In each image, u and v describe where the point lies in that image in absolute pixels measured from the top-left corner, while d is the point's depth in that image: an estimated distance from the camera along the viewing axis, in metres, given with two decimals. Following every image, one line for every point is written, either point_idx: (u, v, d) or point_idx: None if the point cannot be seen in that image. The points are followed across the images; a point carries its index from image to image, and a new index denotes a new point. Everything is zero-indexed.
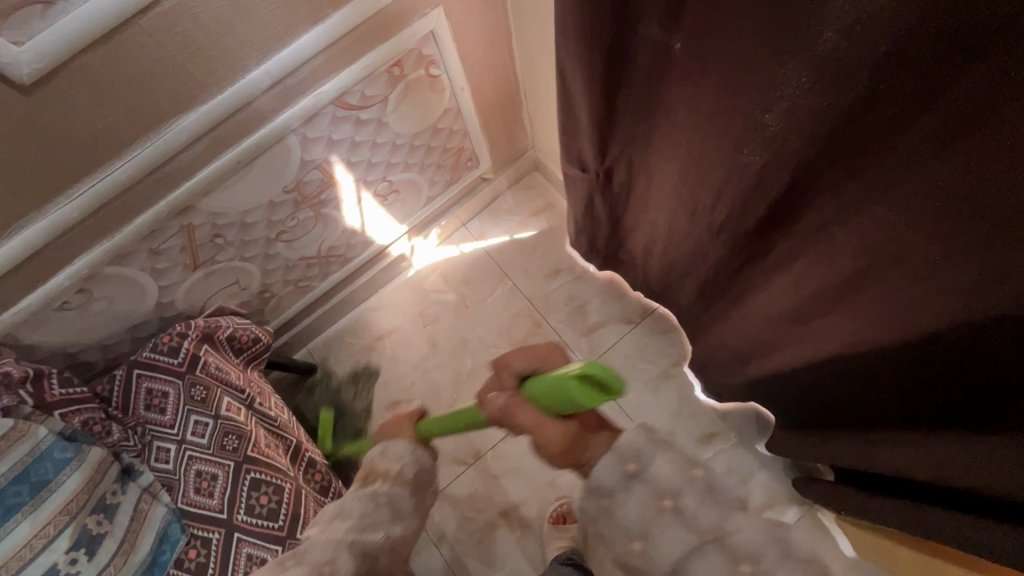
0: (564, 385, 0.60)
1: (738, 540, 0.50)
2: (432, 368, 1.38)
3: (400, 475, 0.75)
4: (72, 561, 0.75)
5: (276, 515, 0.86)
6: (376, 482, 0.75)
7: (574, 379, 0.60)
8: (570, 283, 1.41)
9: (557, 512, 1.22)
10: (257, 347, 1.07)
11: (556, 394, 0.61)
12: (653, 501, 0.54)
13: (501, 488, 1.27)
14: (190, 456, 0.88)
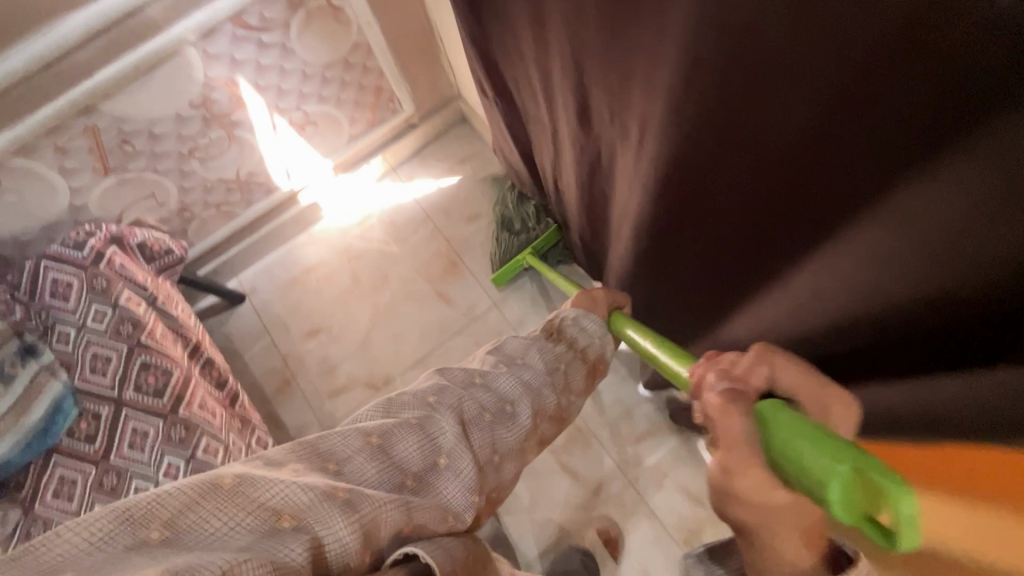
0: (819, 463, 0.38)
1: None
2: (354, 300, 1.46)
3: (586, 351, 0.70)
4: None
5: (162, 394, 0.95)
6: (563, 343, 0.70)
7: (833, 475, 0.37)
8: (489, 226, 1.49)
9: None
10: (170, 258, 1.16)
11: (795, 465, 0.39)
12: None
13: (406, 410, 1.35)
14: (88, 339, 0.96)
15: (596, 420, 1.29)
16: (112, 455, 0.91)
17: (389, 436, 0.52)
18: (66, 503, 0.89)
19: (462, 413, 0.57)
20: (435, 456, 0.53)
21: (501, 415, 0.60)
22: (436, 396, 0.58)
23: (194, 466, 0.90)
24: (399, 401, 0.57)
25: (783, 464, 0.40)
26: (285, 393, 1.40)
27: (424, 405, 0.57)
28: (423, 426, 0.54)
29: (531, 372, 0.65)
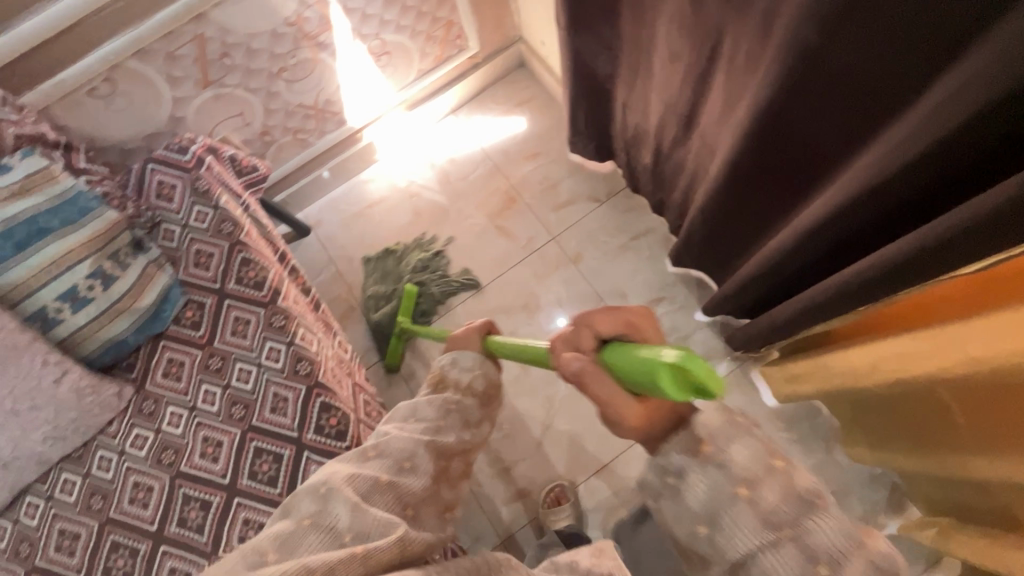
0: (642, 362, 0.46)
1: (738, 461, 0.48)
2: (415, 234, 1.51)
3: (471, 386, 0.73)
4: (90, 287, 0.94)
5: (261, 287, 1.00)
6: (448, 390, 0.73)
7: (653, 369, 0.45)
8: (546, 165, 1.53)
9: (549, 497, 1.25)
10: (254, 174, 1.20)
11: (631, 375, 0.48)
12: (729, 488, 0.47)
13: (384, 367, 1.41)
14: (192, 237, 1.03)
15: None
16: (217, 340, 0.98)
17: (287, 543, 0.59)
18: (176, 383, 0.96)
19: (359, 487, 0.63)
20: (336, 541, 0.58)
21: (399, 472, 0.65)
22: (326, 484, 0.63)
23: (295, 351, 0.96)
24: (296, 501, 0.64)
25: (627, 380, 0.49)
26: (350, 319, 1.46)
27: (317, 500, 0.61)
28: (317, 521, 0.60)
29: (423, 424, 0.69)
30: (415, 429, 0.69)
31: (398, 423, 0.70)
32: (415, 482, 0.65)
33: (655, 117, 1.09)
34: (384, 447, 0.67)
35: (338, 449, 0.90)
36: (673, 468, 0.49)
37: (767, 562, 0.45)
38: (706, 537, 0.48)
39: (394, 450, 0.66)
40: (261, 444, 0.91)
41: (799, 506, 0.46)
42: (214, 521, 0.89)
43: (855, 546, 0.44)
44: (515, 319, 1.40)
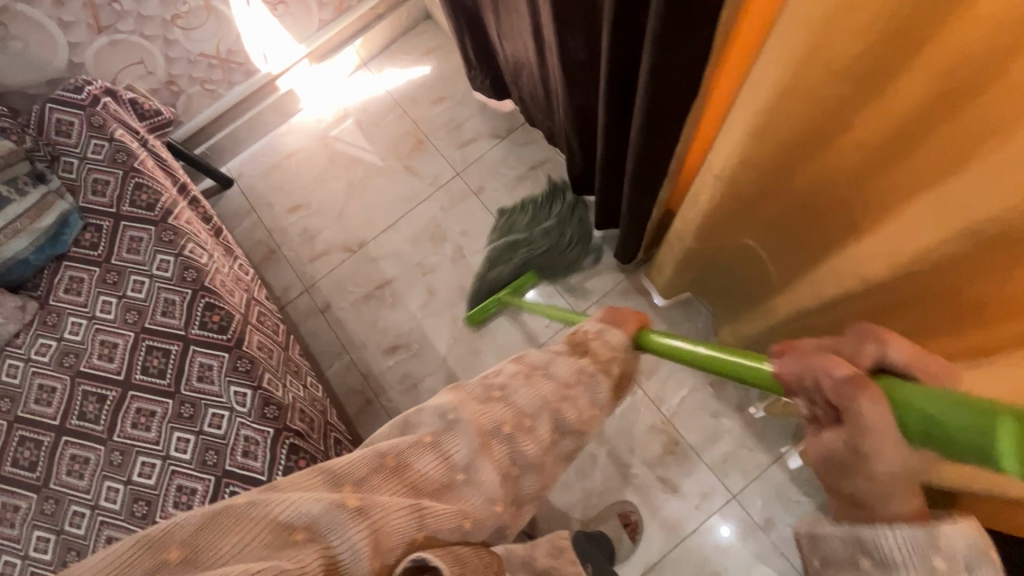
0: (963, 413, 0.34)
1: None
2: (330, 178, 1.60)
3: (611, 366, 0.66)
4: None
5: (152, 208, 1.09)
6: (586, 355, 0.65)
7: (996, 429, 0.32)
8: (451, 108, 1.61)
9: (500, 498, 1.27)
10: (159, 119, 1.29)
11: (939, 430, 0.35)
12: None
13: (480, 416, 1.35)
14: (89, 167, 1.11)
15: None
16: (114, 258, 1.07)
17: (405, 455, 0.51)
18: (76, 297, 1.05)
19: (484, 424, 0.55)
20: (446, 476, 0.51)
21: (520, 429, 0.56)
22: (454, 411, 0.55)
23: (182, 261, 1.04)
24: (417, 419, 0.56)
25: (931, 435, 0.35)
26: (271, 260, 1.55)
27: (443, 421, 0.55)
28: (439, 443, 0.53)
29: (552, 383, 0.60)
30: (546, 386, 0.60)
31: (523, 371, 0.61)
32: (531, 446, 0.56)
33: (518, 39, 1.18)
34: (511, 396, 0.58)
35: (220, 340, 0.99)
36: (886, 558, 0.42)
37: None
38: None
39: (521, 401, 0.57)
40: (152, 343, 1.00)
41: None
42: (109, 412, 0.97)
43: None
44: (421, 249, 1.50)
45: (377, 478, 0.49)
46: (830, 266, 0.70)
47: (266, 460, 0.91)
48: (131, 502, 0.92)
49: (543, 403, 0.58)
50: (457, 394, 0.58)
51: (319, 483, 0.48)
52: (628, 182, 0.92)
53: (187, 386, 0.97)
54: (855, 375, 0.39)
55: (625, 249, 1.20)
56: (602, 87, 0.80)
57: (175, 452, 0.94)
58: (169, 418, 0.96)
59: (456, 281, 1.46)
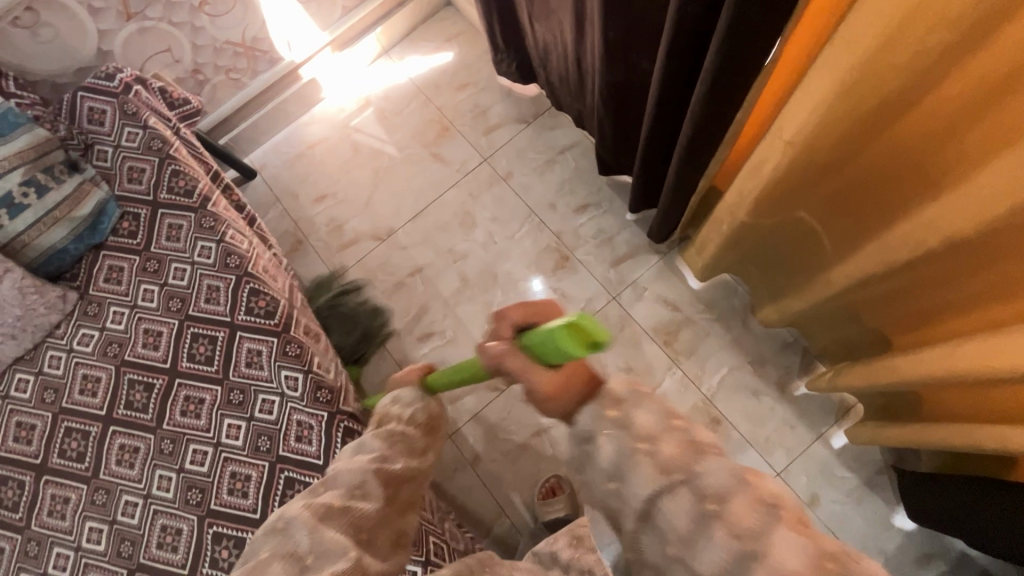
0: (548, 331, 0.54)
1: (638, 423, 0.53)
2: (355, 168, 1.59)
3: (412, 417, 0.77)
4: (24, 194, 1.01)
5: (191, 194, 1.07)
6: (389, 424, 0.76)
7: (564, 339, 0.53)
8: (476, 94, 1.60)
9: (545, 487, 1.25)
10: (188, 108, 1.27)
11: (547, 349, 0.56)
12: (630, 443, 0.52)
13: (529, 412, 1.32)
14: (124, 155, 1.10)
15: (581, 250, 1.42)
16: (153, 246, 1.05)
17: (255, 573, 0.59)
18: (117, 286, 1.04)
19: (313, 511, 0.63)
20: (297, 565, 0.58)
21: (350, 498, 0.66)
22: (279, 517, 0.64)
23: (224, 247, 1.03)
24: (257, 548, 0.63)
25: (543, 354, 0.56)
26: (298, 251, 1.54)
27: (275, 532, 0.63)
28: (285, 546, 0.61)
29: (371, 454, 0.71)
30: (364, 459, 0.70)
31: (343, 461, 0.72)
32: (370, 505, 0.66)
33: (551, 18, 1.17)
34: (337, 477, 0.68)
35: (267, 325, 0.97)
36: (582, 434, 0.55)
37: (668, 505, 0.49)
38: (615, 491, 0.53)
39: (346, 478, 0.68)
40: (198, 330, 0.99)
41: (694, 455, 0.51)
42: (157, 400, 0.96)
43: (738, 482, 0.48)
44: (452, 235, 1.49)
45: None
46: (901, 233, 0.69)
47: (322, 445, 0.90)
48: (185, 490, 0.91)
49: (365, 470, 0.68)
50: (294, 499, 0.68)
51: None
52: (679, 157, 0.91)
53: (236, 372, 0.96)
54: (505, 347, 0.59)
55: (662, 227, 1.20)
56: (659, 59, 0.79)
57: (227, 439, 0.93)
58: (219, 404, 0.95)
59: (487, 267, 1.45)
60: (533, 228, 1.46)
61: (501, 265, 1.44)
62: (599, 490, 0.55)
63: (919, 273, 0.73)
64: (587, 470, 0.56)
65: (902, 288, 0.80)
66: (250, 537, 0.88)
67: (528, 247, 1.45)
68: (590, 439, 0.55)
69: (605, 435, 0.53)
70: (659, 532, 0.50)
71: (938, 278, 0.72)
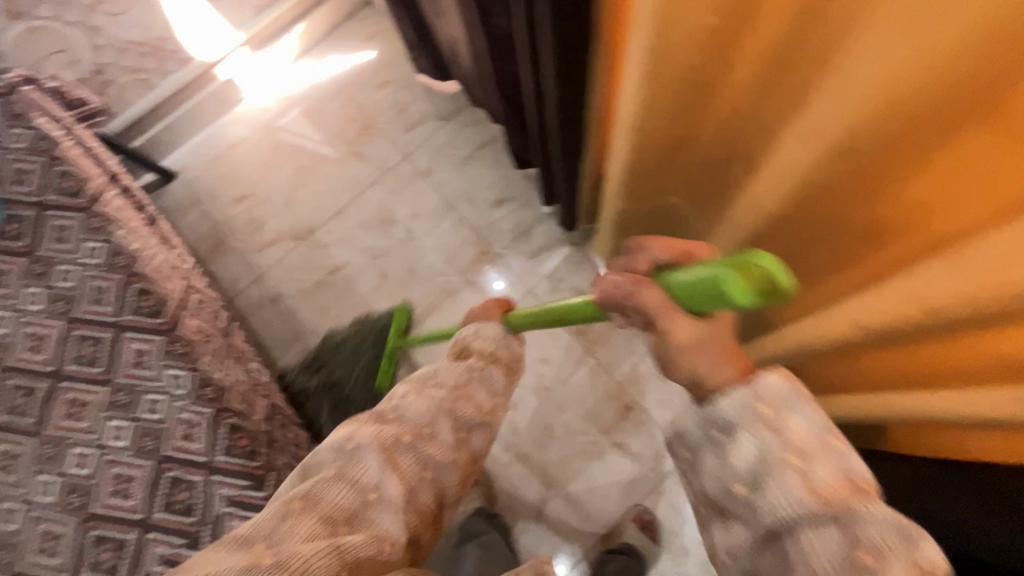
0: (701, 276, 0.49)
1: (797, 434, 0.48)
2: (276, 167, 1.58)
3: (495, 356, 0.84)
4: None
5: (79, 195, 1.06)
6: (470, 358, 0.82)
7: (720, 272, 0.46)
8: (396, 91, 1.61)
9: None
10: (87, 108, 1.26)
11: (694, 294, 0.50)
12: (778, 452, 0.48)
13: None
14: (10, 156, 1.07)
15: (499, 244, 1.44)
16: (40, 248, 1.03)
17: (311, 493, 0.61)
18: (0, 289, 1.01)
19: (383, 442, 0.68)
20: (362, 494, 0.62)
21: (418, 438, 0.70)
22: (352, 439, 0.67)
23: (113, 247, 1.02)
24: (317, 464, 0.67)
25: (689, 300, 0.51)
26: (218, 252, 1.53)
27: (343, 452, 0.66)
28: (343, 473, 0.64)
29: (443, 391, 0.76)
30: (435, 396, 0.75)
31: (412, 389, 0.77)
32: (435, 448, 0.71)
33: (448, 15, 1.19)
34: (404, 413, 0.73)
35: (154, 325, 0.97)
36: (720, 423, 0.51)
37: (811, 537, 0.45)
38: (743, 497, 0.50)
39: (416, 414, 0.73)
40: (84, 332, 0.97)
41: (855, 492, 0.46)
42: (40, 404, 0.94)
43: (902, 541, 0.42)
44: (372, 233, 1.49)
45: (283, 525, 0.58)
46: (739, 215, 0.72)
47: (208, 441, 0.90)
48: (67, 493, 0.90)
49: (436, 409, 0.73)
50: (352, 425, 0.71)
51: (223, 556, 0.55)
52: (558, 146, 0.95)
53: (122, 372, 0.95)
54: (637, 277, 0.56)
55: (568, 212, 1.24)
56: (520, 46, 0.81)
57: (111, 441, 0.92)
58: (104, 406, 0.93)
59: (407, 264, 1.45)
60: (452, 224, 1.47)
61: (421, 261, 1.45)
62: (714, 482, 0.52)
63: (766, 253, 0.77)
64: (710, 455, 0.52)
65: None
66: (133, 538, 0.87)
67: (447, 242, 1.46)
68: (733, 434, 0.50)
69: (754, 439, 0.49)
70: (789, 561, 0.47)
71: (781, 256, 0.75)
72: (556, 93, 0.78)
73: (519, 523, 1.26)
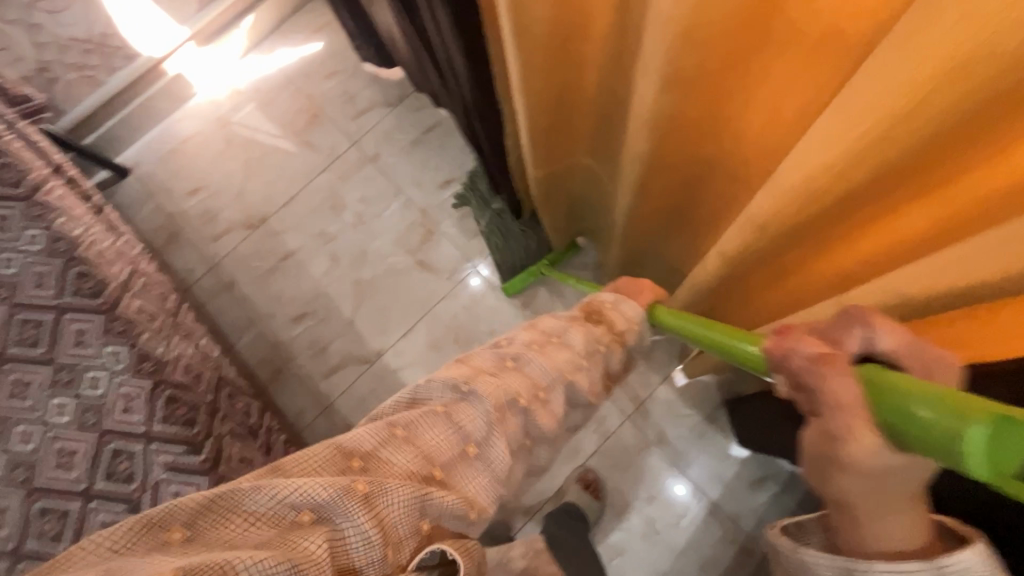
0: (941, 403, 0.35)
1: None
2: (228, 158, 1.61)
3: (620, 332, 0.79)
4: None
5: (19, 184, 1.09)
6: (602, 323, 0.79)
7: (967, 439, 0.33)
8: (344, 81, 1.64)
9: None
10: (30, 104, 1.30)
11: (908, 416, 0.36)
12: None
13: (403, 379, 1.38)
14: None
15: (445, 223, 1.48)
16: None
17: (413, 426, 0.59)
18: None
19: (501, 399, 0.63)
20: (462, 450, 0.60)
21: (535, 401, 0.67)
22: (469, 382, 0.63)
23: (53, 232, 1.05)
24: (426, 393, 0.64)
25: (893, 414, 0.37)
26: (172, 243, 1.56)
27: (455, 393, 0.63)
28: (450, 414, 0.61)
29: (572, 352, 0.72)
30: (564, 351, 0.71)
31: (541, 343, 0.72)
32: (546, 414, 0.67)
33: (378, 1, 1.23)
34: (526, 366, 0.67)
35: (92, 304, 1.00)
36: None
37: None
38: None
39: (536, 371, 0.68)
40: (25, 315, 1.00)
41: None
42: None
43: None
44: (323, 218, 1.53)
45: (386, 450, 0.57)
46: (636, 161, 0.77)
47: (145, 412, 0.94)
48: (11, 468, 0.93)
49: (558, 374, 0.69)
50: (473, 365, 0.67)
51: (330, 460, 0.54)
52: (476, 117, 1.01)
53: (62, 351, 0.98)
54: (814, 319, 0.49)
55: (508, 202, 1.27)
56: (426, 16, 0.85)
57: (54, 417, 0.95)
58: (47, 384, 0.97)
59: (357, 246, 1.49)
60: (401, 206, 1.51)
61: (371, 243, 1.49)
62: None
63: (674, 184, 0.83)
64: None
65: (670, 208, 0.91)
66: (76, 506, 0.90)
67: (396, 223, 1.50)
68: None
69: None
70: None
71: (682, 183, 0.82)
72: (460, 57, 0.84)
73: None
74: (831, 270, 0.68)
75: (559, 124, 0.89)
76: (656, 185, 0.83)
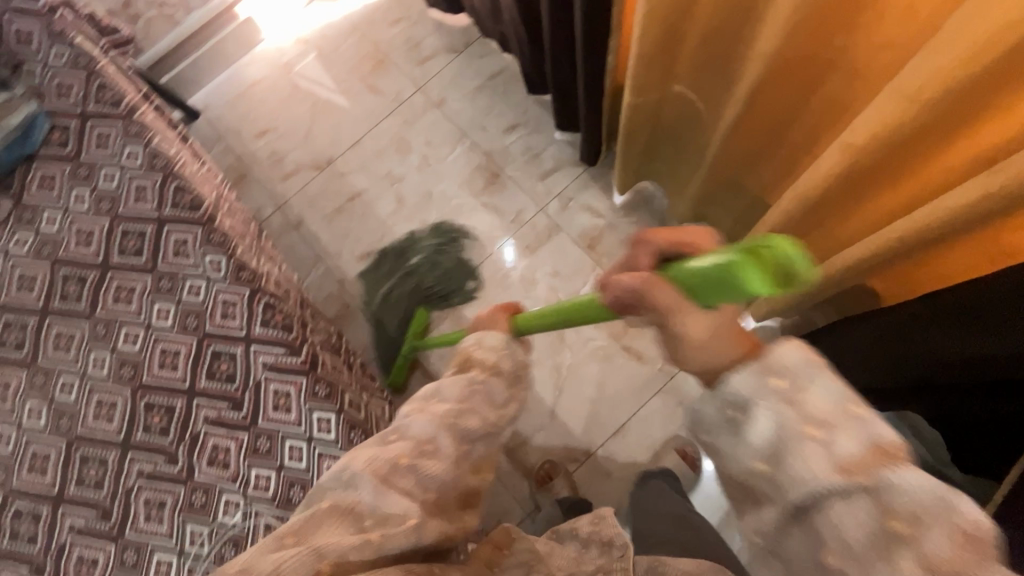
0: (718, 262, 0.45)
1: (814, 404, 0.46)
2: (295, 101, 1.64)
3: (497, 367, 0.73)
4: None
5: (118, 105, 1.12)
6: (474, 369, 0.72)
7: (742, 265, 0.44)
8: (410, 27, 1.65)
9: None
10: (118, 37, 1.32)
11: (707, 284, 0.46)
12: (798, 425, 0.45)
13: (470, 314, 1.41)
14: (52, 71, 1.14)
15: (510, 167, 1.50)
16: (83, 154, 1.10)
17: (303, 527, 0.58)
18: (50, 192, 1.09)
19: (378, 469, 0.61)
20: (357, 523, 0.58)
21: (420, 454, 0.63)
22: (349, 469, 0.62)
23: (151, 150, 1.09)
24: (322, 490, 0.64)
25: (699, 289, 0.47)
26: (241, 183, 1.60)
27: (342, 482, 0.62)
28: (342, 503, 0.60)
29: (448, 405, 0.67)
30: (436, 411, 0.67)
31: (417, 407, 0.69)
32: (436, 465, 0.63)
33: None
34: (407, 431, 0.65)
35: (191, 217, 1.03)
36: (735, 400, 0.49)
37: (837, 511, 0.43)
38: (766, 475, 0.47)
39: (416, 429, 0.65)
40: (127, 227, 1.05)
41: (880, 457, 0.43)
42: (91, 289, 1.02)
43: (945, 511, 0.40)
44: (389, 161, 1.55)
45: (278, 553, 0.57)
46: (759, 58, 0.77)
47: (245, 317, 0.97)
48: (118, 366, 0.98)
49: (439, 423, 0.65)
50: (354, 450, 0.66)
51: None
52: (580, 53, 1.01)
53: (164, 260, 1.02)
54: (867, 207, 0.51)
55: (591, 140, 1.28)
56: None
57: (157, 320, 0.99)
58: (149, 291, 1.01)
59: (423, 187, 1.52)
60: (466, 150, 1.53)
61: (437, 185, 1.51)
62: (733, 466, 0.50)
63: (785, 89, 0.83)
64: (728, 438, 0.50)
65: (772, 124, 0.91)
66: (180, 403, 0.94)
67: (461, 166, 1.52)
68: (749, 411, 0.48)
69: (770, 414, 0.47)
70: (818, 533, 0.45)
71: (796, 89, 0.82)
72: None
73: (531, 424, 1.32)
74: (937, 173, 0.68)
75: (669, 38, 0.88)
76: (770, 88, 0.83)
